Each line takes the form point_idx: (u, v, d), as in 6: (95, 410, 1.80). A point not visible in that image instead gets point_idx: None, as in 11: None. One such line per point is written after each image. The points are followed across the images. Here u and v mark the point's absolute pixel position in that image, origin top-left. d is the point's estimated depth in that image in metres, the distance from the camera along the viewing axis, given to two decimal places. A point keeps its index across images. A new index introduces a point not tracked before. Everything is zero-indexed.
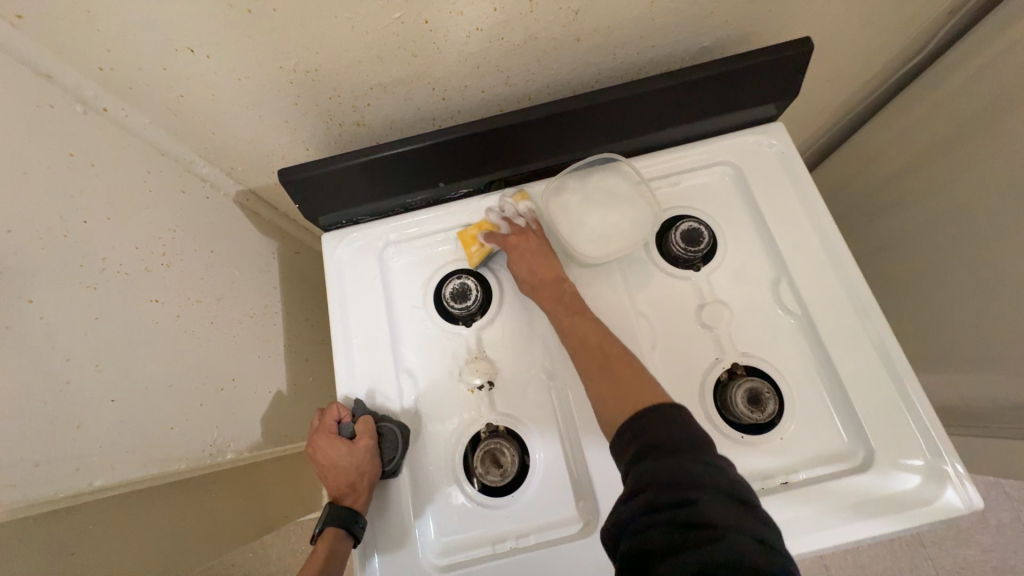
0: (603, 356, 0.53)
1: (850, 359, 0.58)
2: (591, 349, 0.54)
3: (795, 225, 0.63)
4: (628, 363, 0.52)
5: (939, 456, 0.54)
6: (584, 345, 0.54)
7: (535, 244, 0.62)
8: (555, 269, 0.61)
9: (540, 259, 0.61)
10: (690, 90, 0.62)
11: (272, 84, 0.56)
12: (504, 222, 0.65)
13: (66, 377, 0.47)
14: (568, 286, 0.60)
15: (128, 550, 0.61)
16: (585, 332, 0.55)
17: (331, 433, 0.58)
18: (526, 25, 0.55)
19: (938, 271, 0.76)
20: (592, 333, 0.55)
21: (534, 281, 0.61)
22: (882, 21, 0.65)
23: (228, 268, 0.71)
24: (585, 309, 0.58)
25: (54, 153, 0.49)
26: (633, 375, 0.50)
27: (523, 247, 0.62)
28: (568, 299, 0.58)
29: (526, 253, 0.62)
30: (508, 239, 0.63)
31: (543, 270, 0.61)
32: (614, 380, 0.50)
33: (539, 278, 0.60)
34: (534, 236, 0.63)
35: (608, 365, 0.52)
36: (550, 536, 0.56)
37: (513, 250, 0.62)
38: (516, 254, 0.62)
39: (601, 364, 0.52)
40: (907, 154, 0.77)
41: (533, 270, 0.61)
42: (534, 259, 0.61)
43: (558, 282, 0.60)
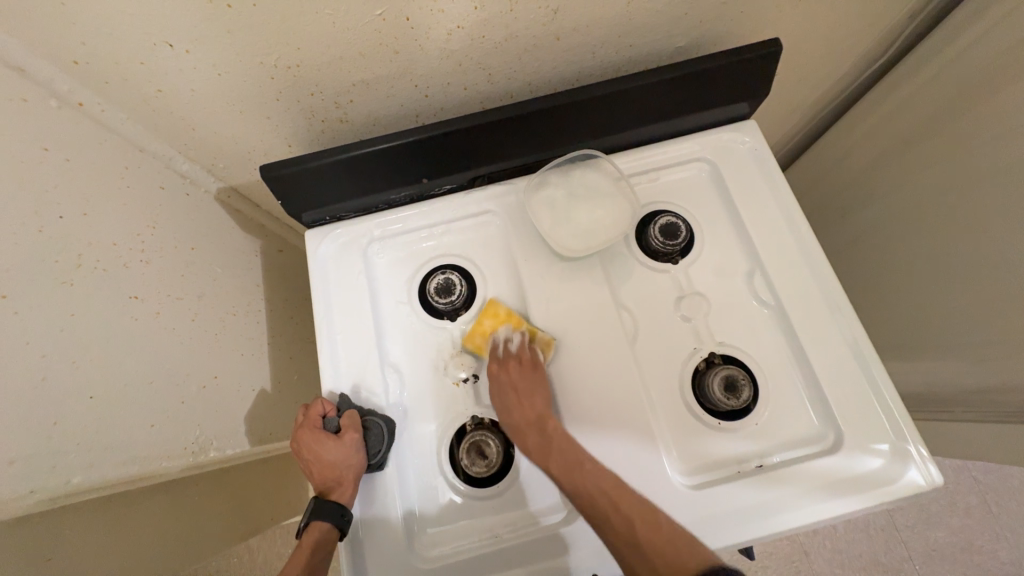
0: (622, 523, 0.50)
1: (821, 348, 0.60)
2: (605, 511, 0.51)
3: (767, 219, 0.65)
4: (653, 523, 0.49)
5: (902, 438, 0.56)
6: (589, 499, 0.51)
7: (522, 376, 0.58)
8: (539, 404, 0.57)
9: (522, 395, 0.57)
10: (666, 89, 0.64)
11: (254, 80, 0.56)
12: (500, 347, 0.60)
13: (42, 373, 0.46)
14: (552, 422, 0.56)
15: (106, 551, 0.60)
16: (583, 488, 0.52)
17: (316, 427, 0.58)
18: (507, 23, 0.56)
19: (903, 263, 0.80)
20: (591, 487, 0.52)
21: (519, 421, 0.56)
22: (847, 24, 0.68)
23: (209, 265, 0.70)
24: (580, 456, 0.54)
25: (28, 147, 0.48)
26: (662, 542, 0.48)
27: (506, 379, 0.59)
28: (553, 440, 0.55)
29: (512, 392, 0.58)
30: (493, 369, 0.60)
31: (526, 410, 0.57)
32: (646, 552, 0.47)
33: (522, 419, 0.57)
34: (518, 364, 0.59)
35: (632, 540, 0.49)
36: (535, 525, 0.57)
37: (496, 386, 0.59)
38: (501, 396, 0.58)
39: (623, 529, 0.49)
40: (874, 152, 0.80)
41: (513, 406, 0.57)
42: (515, 398, 0.57)
43: (542, 421, 0.56)
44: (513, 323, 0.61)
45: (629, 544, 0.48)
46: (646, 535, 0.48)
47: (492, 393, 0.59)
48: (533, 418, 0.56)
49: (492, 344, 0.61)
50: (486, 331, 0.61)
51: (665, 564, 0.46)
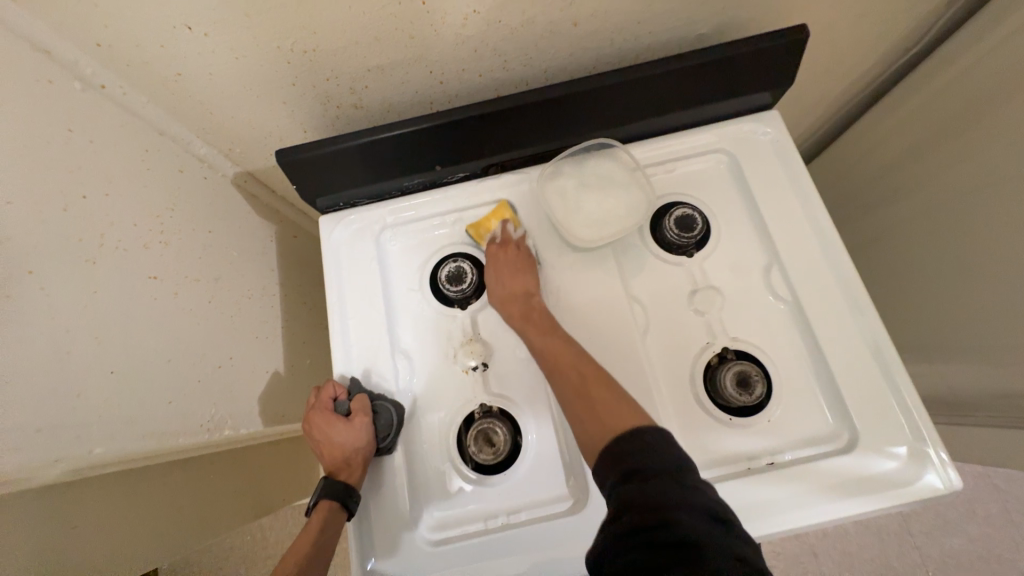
0: (581, 382, 0.51)
1: (838, 346, 0.59)
2: (563, 372, 0.53)
3: (788, 213, 0.64)
4: (606, 387, 0.50)
5: (921, 440, 0.55)
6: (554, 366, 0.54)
7: (516, 259, 0.62)
8: (528, 282, 0.61)
9: (515, 271, 0.62)
10: (686, 77, 0.62)
11: (271, 64, 0.56)
12: (498, 234, 0.65)
13: (66, 347, 0.48)
14: (536, 299, 0.60)
15: (124, 523, 0.62)
16: (552, 351, 0.55)
17: (327, 410, 0.59)
18: (524, 7, 0.55)
19: (929, 261, 0.77)
20: (559, 349, 0.55)
21: (507, 296, 0.61)
22: (879, 10, 0.66)
23: (226, 248, 0.71)
24: (556, 329, 0.57)
25: (53, 128, 0.50)
26: (608, 398, 0.49)
27: (501, 259, 0.63)
28: (534, 312, 0.59)
29: (504, 269, 0.62)
30: (490, 251, 0.64)
31: (513, 285, 0.61)
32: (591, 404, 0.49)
33: (507, 292, 0.61)
34: (515, 250, 0.63)
35: (583, 390, 0.51)
36: (540, 513, 0.57)
37: (491, 263, 0.63)
38: (493, 267, 0.63)
39: (579, 387, 0.51)
40: (902, 145, 0.77)
41: (505, 281, 0.62)
42: (506, 274, 0.62)
43: (528, 296, 0.60)
44: (513, 218, 0.65)
45: (579, 394, 0.51)
46: (595, 391, 0.50)
47: (487, 268, 0.63)
48: (518, 293, 0.60)
49: (490, 233, 0.65)
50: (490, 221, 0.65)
51: (609, 419, 0.47)
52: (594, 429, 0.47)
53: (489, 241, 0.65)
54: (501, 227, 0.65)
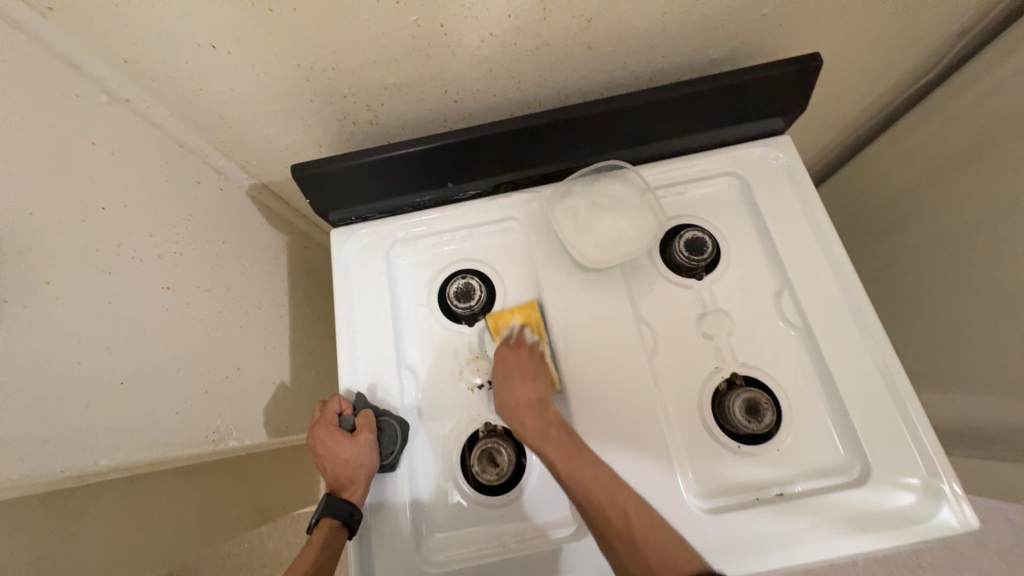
0: (623, 518, 0.49)
1: (850, 374, 0.58)
2: (602, 506, 0.50)
3: (799, 238, 0.63)
4: (651, 523, 0.49)
5: (936, 475, 0.54)
6: (588, 493, 0.51)
7: (530, 364, 0.59)
8: (542, 390, 0.57)
9: (528, 381, 0.57)
10: (699, 101, 0.63)
11: (291, 82, 0.57)
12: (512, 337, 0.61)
13: (77, 356, 0.48)
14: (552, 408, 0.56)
15: (124, 531, 0.62)
16: (583, 477, 0.51)
17: (332, 424, 0.59)
18: (539, 31, 0.56)
19: (942, 289, 0.76)
20: (589, 475, 0.51)
21: (521, 407, 0.56)
22: (893, 39, 0.66)
23: (238, 259, 0.72)
24: (580, 443, 0.54)
25: (77, 141, 0.51)
26: (656, 538, 0.48)
27: (513, 365, 0.58)
28: (553, 424, 0.55)
29: (520, 376, 0.58)
30: (501, 354, 0.60)
31: (527, 393, 0.57)
32: (639, 545, 0.47)
33: (520, 404, 0.56)
34: (528, 352, 0.60)
35: (625, 525, 0.49)
36: (543, 537, 0.56)
37: (502, 368, 0.59)
38: (504, 374, 0.58)
39: (622, 523, 0.49)
40: (916, 172, 0.77)
41: (516, 391, 0.57)
42: (520, 381, 0.57)
43: (544, 405, 0.56)
44: (533, 320, 0.62)
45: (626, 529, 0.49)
46: (643, 534, 0.48)
47: (497, 373, 0.59)
48: (535, 405, 0.56)
49: (505, 331, 0.61)
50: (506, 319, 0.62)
51: (665, 561, 0.46)
52: (647, 574, 0.46)
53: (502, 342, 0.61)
54: (514, 327, 0.61)
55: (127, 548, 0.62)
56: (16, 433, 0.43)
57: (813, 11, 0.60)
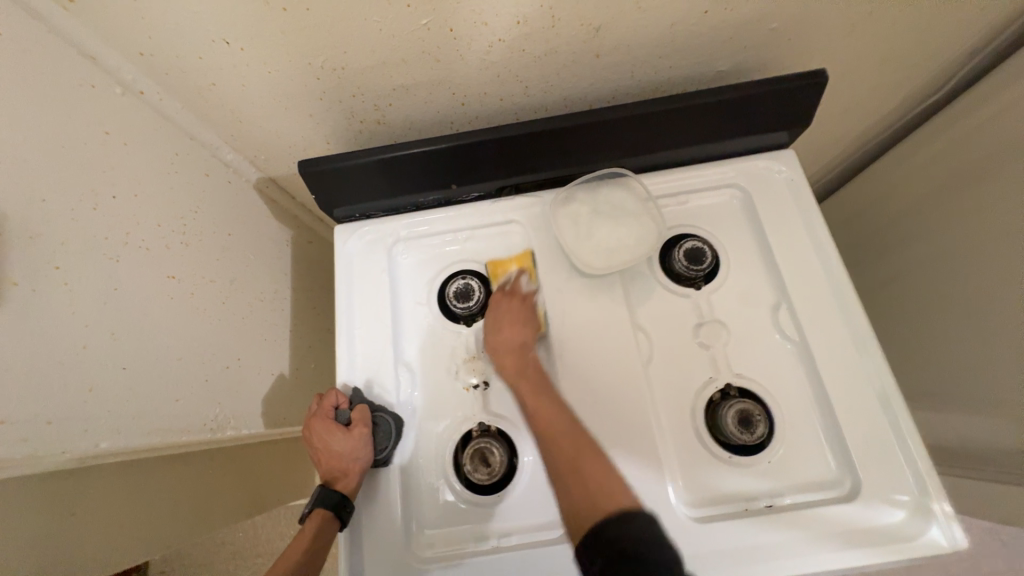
0: (569, 454, 0.49)
1: (844, 389, 0.58)
2: (557, 439, 0.51)
3: (798, 252, 0.64)
4: (596, 459, 0.48)
5: (926, 494, 0.54)
6: (548, 436, 0.51)
7: (518, 309, 0.61)
8: (524, 335, 0.59)
9: (513, 322, 0.60)
10: (704, 112, 0.63)
11: (301, 79, 0.58)
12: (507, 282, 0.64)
13: (83, 341, 0.49)
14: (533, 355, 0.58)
15: (119, 515, 0.63)
16: (547, 414, 0.52)
17: (328, 417, 0.60)
18: (548, 38, 0.57)
19: (941, 308, 0.76)
20: (551, 413, 0.52)
21: (501, 346, 0.59)
22: (900, 57, 0.66)
23: (243, 251, 0.73)
24: (552, 389, 0.55)
25: (91, 130, 0.52)
26: (597, 472, 0.47)
27: (502, 308, 0.62)
28: (529, 368, 0.57)
29: (510, 317, 0.61)
30: (495, 296, 0.63)
31: (515, 335, 0.59)
32: (577, 480, 0.47)
33: (505, 345, 0.59)
34: (520, 301, 0.62)
35: (568, 458, 0.49)
36: (532, 538, 0.56)
37: (494, 307, 0.62)
38: (497, 312, 0.61)
39: (567, 461, 0.49)
40: (921, 190, 0.77)
41: (502, 332, 0.60)
42: (510, 321, 0.60)
43: (524, 349, 0.58)
44: (529, 270, 0.64)
45: (566, 467, 0.48)
46: (585, 466, 0.48)
47: (488, 313, 0.62)
48: (518, 347, 0.58)
49: (504, 278, 0.64)
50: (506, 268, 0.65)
51: (597, 499, 0.45)
52: (578, 507, 0.45)
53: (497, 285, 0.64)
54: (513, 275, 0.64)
55: (120, 532, 0.63)
56: (19, 414, 0.44)
57: (821, 27, 0.60)
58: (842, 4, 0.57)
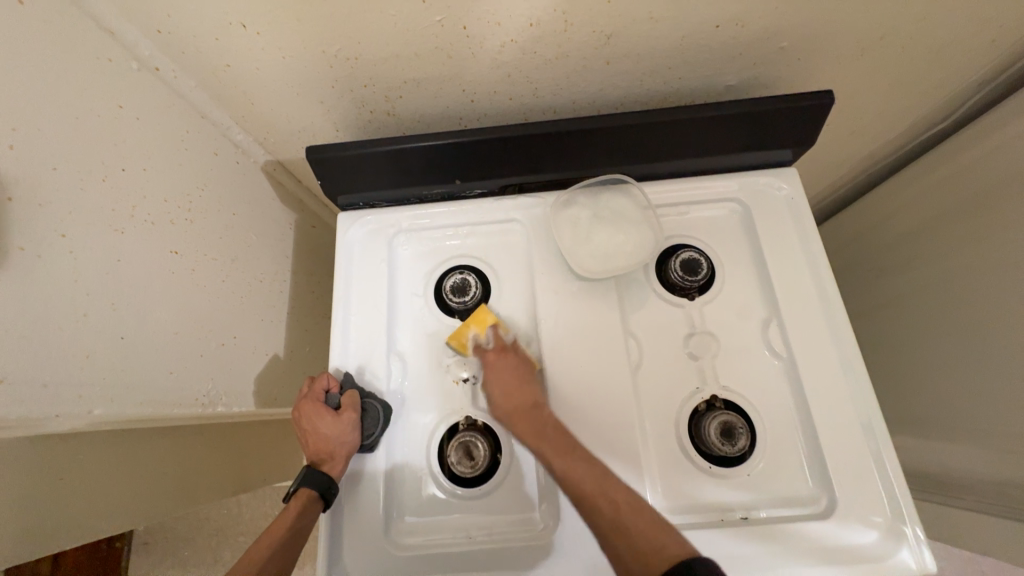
0: (612, 517, 0.48)
1: (827, 408, 0.59)
2: (595, 497, 0.50)
3: (793, 270, 0.64)
4: (639, 512, 0.48)
5: (900, 517, 0.55)
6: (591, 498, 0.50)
7: (516, 365, 0.59)
8: (534, 391, 0.57)
9: (518, 381, 0.58)
10: (710, 125, 0.64)
11: (314, 66, 0.59)
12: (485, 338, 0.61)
13: (83, 308, 0.50)
14: (546, 410, 0.56)
15: (102, 484, 0.64)
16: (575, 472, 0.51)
17: (318, 400, 0.60)
18: (559, 42, 0.57)
19: (931, 335, 0.76)
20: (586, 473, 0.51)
21: (512, 408, 0.57)
22: (908, 84, 0.67)
23: (246, 231, 0.74)
24: (575, 443, 0.54)
25: (105, 103, 0.53)
26: (647, 531, 0.46)
27: (496, 369, 0.59)
28: (547, 425, 0.55)
29: (508, 377, 0.58)
30: (488, 356, 0.60)
31: (523, 394, 0.57)
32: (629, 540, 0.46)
33: (512, 407, 0.57)
34: (511, 354, 0.60)
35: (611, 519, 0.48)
36: (510, 533, 0.57)
37: (489, 369, 0.59)
38: (494, 374, 0.59)
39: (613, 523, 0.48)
40: (922, 217, 0.77)
41: (506, 394, 0.57)
42: (512, 382, 0.58)
43: (538, 406, 0.56)
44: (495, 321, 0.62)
45: (613, 530, 0.47)
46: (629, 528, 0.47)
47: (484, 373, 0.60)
48: (527, 405, 0.56)
49: (472, 340, 0.62)
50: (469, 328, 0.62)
51: (650, 554, 0.44)
52: (636, 567, 0.44)
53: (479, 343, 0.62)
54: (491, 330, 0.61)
55: (103, 500, 0.64)
56: (16, 375, 0.45)
57: (831, 49, 0.61)
58: (852, 28, 0.58)
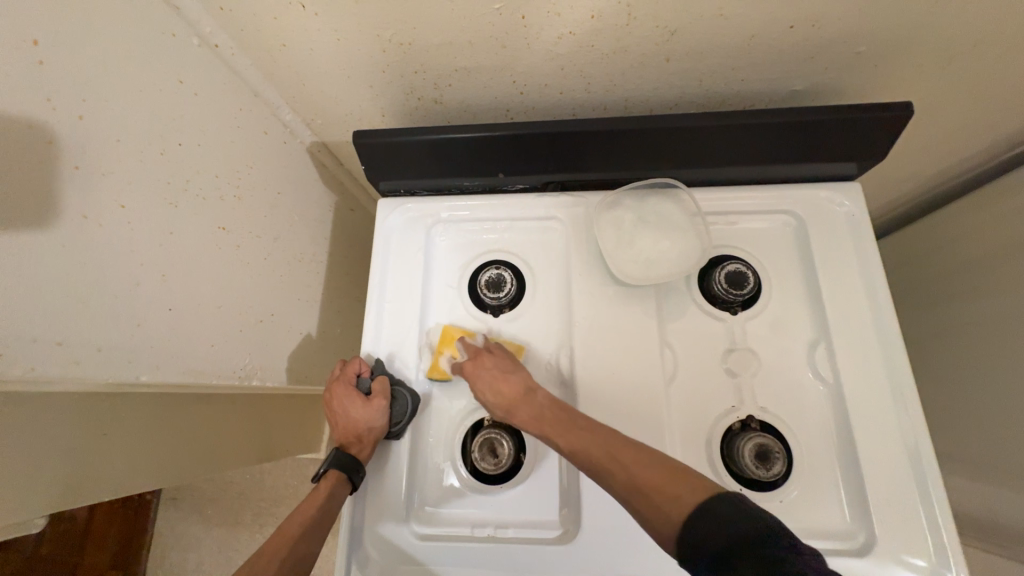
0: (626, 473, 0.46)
1: (873, 439, 0.56)
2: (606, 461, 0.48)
3: (848, 293, 0.61)
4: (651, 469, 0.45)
5: (944, 563, 0.52)
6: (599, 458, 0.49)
7: (496, 362, 0.58)
8: (520, 380, 0.56)
9: (500, 379, 0.56)
10: (771, 132, 0.60)
11: (368, 50, 0.59)
12: (462, 345, 0.61)
13: (137, 278, 0.52)
14: (539, 391, 0.55)
15: (134, 445, 0.67)
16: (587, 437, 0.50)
17: (350, 384, 0.61)
18: (619, 36, 0.55)
19: (987, 370, 0.71)
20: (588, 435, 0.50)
21: (506, 404, 0.55)
22: (996, 97, 0.61)
23: (288, 211, 0.75)
24: (574, 413, 0.53)
25: (167, 79, 0.54)
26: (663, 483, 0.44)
27: (479, 373, 0.58)
28: (542, 406, 0.54)
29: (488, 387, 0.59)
30: (465, 368, 0.59)
31: (511, 387, 0.56)
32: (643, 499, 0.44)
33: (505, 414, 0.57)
34: (491, 353, 0.59)
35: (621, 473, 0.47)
36: (529, 534, 0.57)
37: (471, 377, 0.58)
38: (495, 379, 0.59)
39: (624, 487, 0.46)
40: (990, 242, 0.72)
41: (496, 397, 0.56)
42: (495, 379, 0.56)
43: (530, 391, 0.55)
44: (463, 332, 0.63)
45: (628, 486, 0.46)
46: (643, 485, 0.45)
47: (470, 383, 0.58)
48: (519, 395, 0.55)
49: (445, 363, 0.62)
50: (442, 356, 0.62)
51: (670, 505, 0.42)
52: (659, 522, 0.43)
53: (456, 354, 0.62)
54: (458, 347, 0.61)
55: (133, 461, 0.67)
56: (72, 338, 0.47)
57: (914, 56, 0.56)
58: (941, 34, 0.53)
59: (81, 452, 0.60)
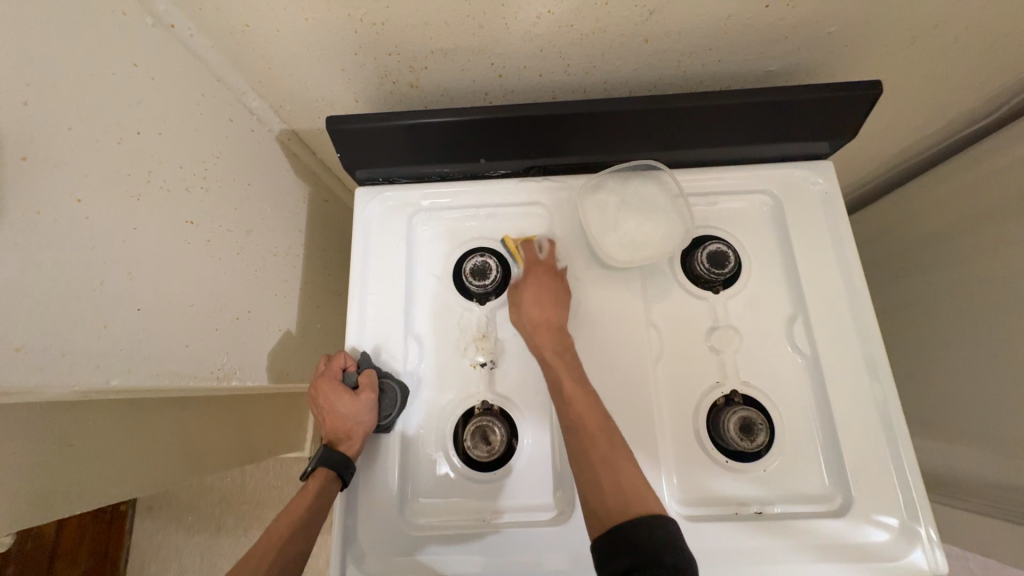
0: (604, 450, 0.51)
1: (847, 407, 0.59)
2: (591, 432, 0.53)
3: (823, 269, 0.63)
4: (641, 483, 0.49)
5: (915, 519, 0.55)
6: (584, 447, 0.52)
7: (547, 283, 0.61)
8: (558, 315, 0.60)
9: (547, 301, 0.60)
10: (748, 112, 0.61)
11: (338, 31, 0.56)
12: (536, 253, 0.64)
13: (100, 278, 0.48)
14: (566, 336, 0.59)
15: (108, 453, 0.64)
16: (586, 423, 0.53)
17: (336, 379, 0.60)
18: (599, 16, 0.54)
19: (948, 337, 0.75)
20: (592, 417, 0.54)
21: (535, 324, 0.59)
22: (955, 76, 0.64)
23: (260, 203, 0.72)
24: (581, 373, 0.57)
25: (120, 61, 0.50)
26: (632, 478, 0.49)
27: (531, 285, 0.61)
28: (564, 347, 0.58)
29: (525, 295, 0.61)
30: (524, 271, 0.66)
31: (552, 315, 0.60)
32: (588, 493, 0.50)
33: (539, 320, 0.59)
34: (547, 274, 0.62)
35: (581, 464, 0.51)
36: (524, 518, 0.57)
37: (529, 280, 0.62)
38: None
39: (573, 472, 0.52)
40: (951, 215, 0.75)
41: (537, 313, 0.60)
42: (545, 300, 0.60)
43: (562, 330, 0.59)
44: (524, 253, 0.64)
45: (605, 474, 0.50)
46: (596, 481, 0.50)
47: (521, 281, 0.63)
48: (553, 329, 0.59)
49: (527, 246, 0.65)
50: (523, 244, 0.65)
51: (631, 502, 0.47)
52: (611, 498, 0.48)
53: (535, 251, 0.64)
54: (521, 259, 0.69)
55: (103, 471, 0.64)
56: (30, 344, 0.43)
57: (883, 35, 0.58)
58: (909, 14, 0.55)
59: (49, 464, 0.57)
